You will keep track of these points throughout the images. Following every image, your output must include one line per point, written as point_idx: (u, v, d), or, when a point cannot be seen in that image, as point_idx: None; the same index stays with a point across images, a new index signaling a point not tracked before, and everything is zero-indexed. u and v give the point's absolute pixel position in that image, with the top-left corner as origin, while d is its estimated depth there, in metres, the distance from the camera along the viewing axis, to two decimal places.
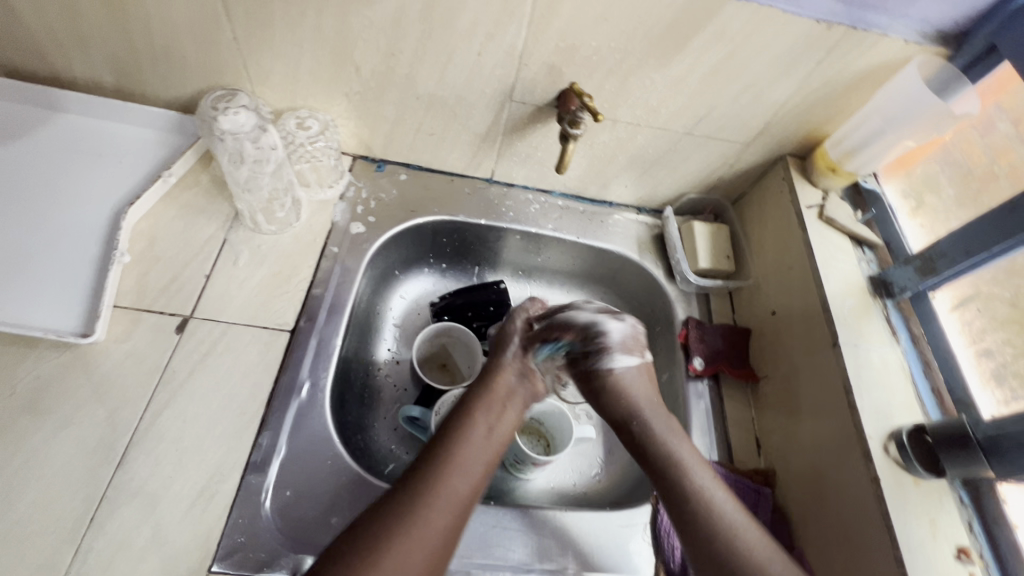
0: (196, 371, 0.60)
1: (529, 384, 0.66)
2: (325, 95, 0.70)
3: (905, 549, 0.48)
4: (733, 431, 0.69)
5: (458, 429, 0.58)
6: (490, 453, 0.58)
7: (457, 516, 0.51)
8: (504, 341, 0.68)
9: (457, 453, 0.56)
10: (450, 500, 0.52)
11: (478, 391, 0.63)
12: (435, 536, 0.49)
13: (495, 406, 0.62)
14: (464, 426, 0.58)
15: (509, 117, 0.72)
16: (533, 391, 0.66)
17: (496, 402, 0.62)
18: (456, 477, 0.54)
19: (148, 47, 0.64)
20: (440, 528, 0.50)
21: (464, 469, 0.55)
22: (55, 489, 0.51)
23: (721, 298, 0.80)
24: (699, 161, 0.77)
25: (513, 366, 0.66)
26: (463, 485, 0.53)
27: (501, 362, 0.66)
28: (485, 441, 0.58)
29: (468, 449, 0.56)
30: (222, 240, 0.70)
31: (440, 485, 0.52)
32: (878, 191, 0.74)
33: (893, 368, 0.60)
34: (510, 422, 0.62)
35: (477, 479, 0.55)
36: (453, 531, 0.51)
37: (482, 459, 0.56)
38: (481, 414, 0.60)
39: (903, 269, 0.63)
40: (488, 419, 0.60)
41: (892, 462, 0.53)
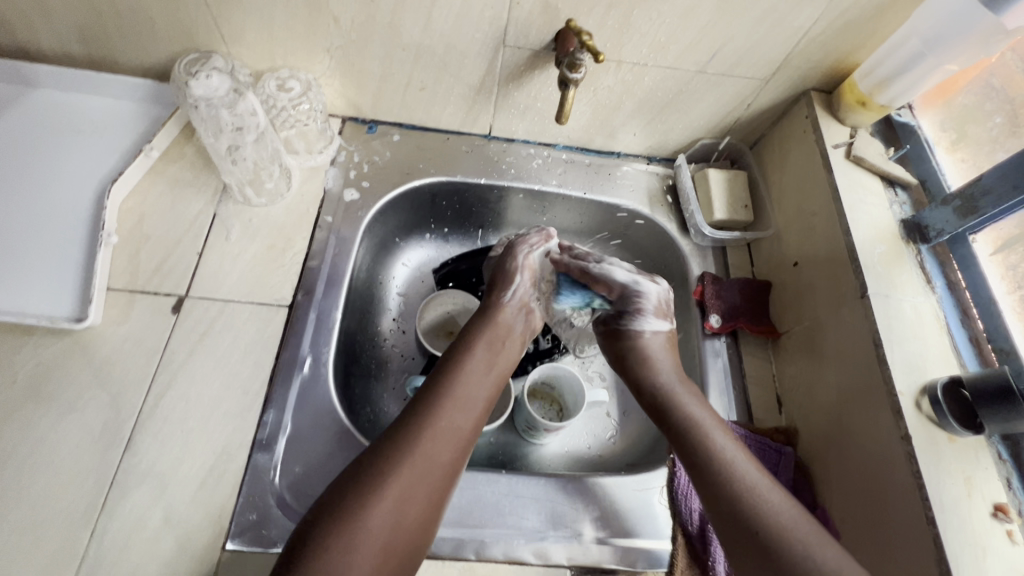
0: (196, 352, 0.59)
1: (528, 320, 0.65)
2: (305, 52, 0.65)
3: (938, 508, 0.46)
4: (753, 390, 0.66)
5: (457, 362, 0.56)
6: (489, 387, 0.56)
7: (459, 450, 0.50)
8: (504, 278, 0.66)
9: (459, 386, 0.54)
10: (451, 434, 0.50)
11: (478, 326, 0.61)
12: (437, 470, 0.48)
13: (494, 342, 0.60)
14: (463, 359, 0.57)
15: (504, 65, 0.66)
16: (529, 325, 0.65)
17: (495, 338, 0.60)
18: (456, 410, 0.52)
19: (112, 11, 0.60)
20: (444, 462, 0.49)
21: (466, 404, 0.53)
22: (65, 475, 0.51)
23: (739, 250, 0.76)
24: (713, 102, 0.71)
25: (513, 300, 0.64)
26: (463, 418, 0.52)
27: (501, 298, 0.64)
28: (486, 374, 0.57)
29: (469, 384, 0.55)
30: (213, 214, 0.67)
31: (440, 417, 0.51)
32: (914, 124, 0.67)
33: (927, 318, 0.55)
34: (509, 357, 0.60)
35: (477, 414, 0.53)
36: (454, 465, 0.49)
37: (482, 395, 0.55)
38: (481, 348, 0.58)
39: (939, 210, 0.58)
40: (487, 352, 0.58)
41: (924, 418, 0.50)
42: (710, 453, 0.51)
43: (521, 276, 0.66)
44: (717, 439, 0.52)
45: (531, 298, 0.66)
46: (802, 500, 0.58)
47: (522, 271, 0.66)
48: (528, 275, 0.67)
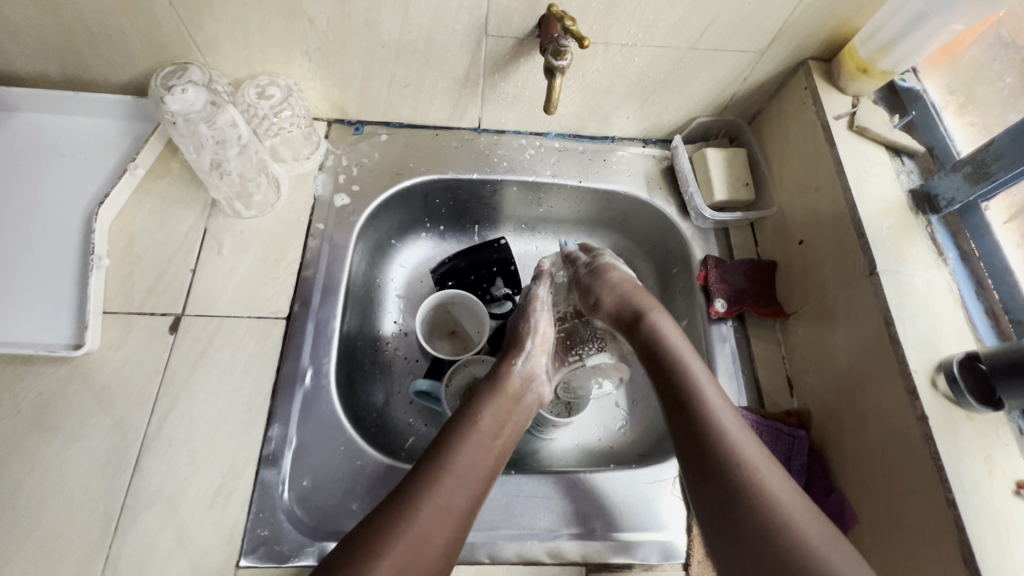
0: (196, 371, 0.58)
1: (537, 390, 0.62)
2: (283, 57, 0.64)
3: (958, 490, 0.45)
4: (763, 372, 0.65)
5: (462, 432, 0.55)
6: (491, 457, 0.55)
7: (456, 530, 0.49)
8: (516, 344, 0.64)
9: (461, 458, 0.52)
10: (449, 513, 0.49)
11: (486, 389, 0.59)
12: (433, 552, 0.47)
13: (502, 410, 0.58)
14: (469, 427, 0.55)
15: (488, 56, 0.64)
16: (539, 398, 0.62)
17: (504, 404, 0.58)
18: (456, 486, 0.50)
19: (83, 28, 0.58)
20: (439, 543, 0.47)
21: (466, 479, 0.51)
22: (75, 502, 0.51)
23: (742, 230, 0.74)
24: (707, 79, 0.68)
25: (522, 367, 0.62)
26: (464, 492, 0.51)
27: (510, 365, 0.62)
28: (490, 447, 0.55)
29: (472, 456, 0.53)
30: (203, 229, 0.66)
31: (440, 492, 0.49)
32: (919, 89, 0.63)
33: (940, 292, 0.53)
34: (512, 432, 0.58)
35: (477, 490, 0.52)
36: (450, 546, 0.48)
37: (485, 467, 0.53)
38: (488, 415, 0.57)
39: (950, 179, 0.55)
40: (494, 421, 0.57)
41: (940, 396, 0.48)
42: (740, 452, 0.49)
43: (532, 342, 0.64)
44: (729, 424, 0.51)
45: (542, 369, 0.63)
46: (819, 484, 0.57)
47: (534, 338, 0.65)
48: (540, 340, 0.65)
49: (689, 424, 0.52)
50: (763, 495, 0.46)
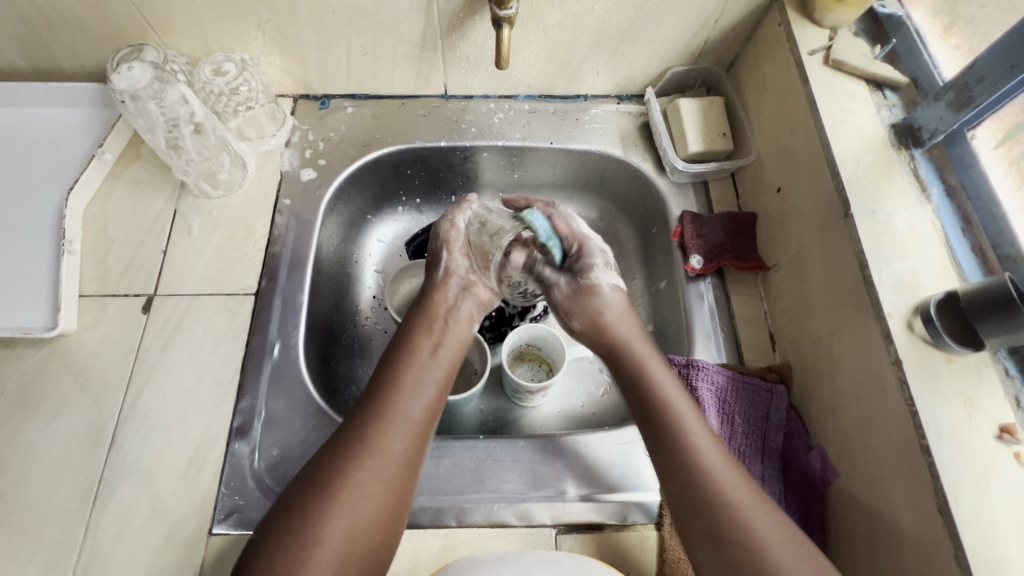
0: (168, 348, 0.59)
1: (468, 293, 0.64)
2: (236, 32, 0.63)
3: (933, 436, 0.42)
4: (743, 328, 0.63)
5: (402, 355, 0.56)
6: (439, 371, 0.56)
7: (415, 440, 0.51)
8: (433, 260, 0.65)
9: (408, 376, 0.54)
10: (405, 426, 0.50)
11: (415, 315, 0.61)
12: (392, 462, 0.48)
13: (435, 323, 0.60)
14: (407, 348, 0.57)
15: (442, 15, 0.62)
16: (472, 299, 0.64)
17: (436, 318, 0.60)
18: (406, 402, 0.52)
19: (38, 16, 0.59)
20: (398, 455, 0.49)
21: (415, 392, 0.53)
22: (56, 475, 0.53)
23: (722, 183, 0.71)
24: (675, 24, 0.65)
25: (445, 282, 0.64)
26: (414, 407, 0.52)
27: (434, 285, 0.64)
28: (433, 357, 0.57)
29: (417, 371, 0.55)
30: (173, 211, 0.67)
31: (391, 409, 0.51)
32: (901, 15, 0.59)
33: (921, 231, 0.50)
34: (455, 337, 0.60)
35: (430, 401, 0.53)
36: (413, 458, 0.50)
37: (433, 379, 0.55)
38: (424, 335, 0.58)
39: (933, 107, 0.51)
40: (431, 340, 0.58)
41: (917, 340, 0.45)
42: (680, 440, 0.48)
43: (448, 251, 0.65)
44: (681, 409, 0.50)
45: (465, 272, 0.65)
46: (799, 439, 0.55)
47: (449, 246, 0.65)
48: (456, 248, 0.65)
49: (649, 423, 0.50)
50: (707, 483, 0.45)
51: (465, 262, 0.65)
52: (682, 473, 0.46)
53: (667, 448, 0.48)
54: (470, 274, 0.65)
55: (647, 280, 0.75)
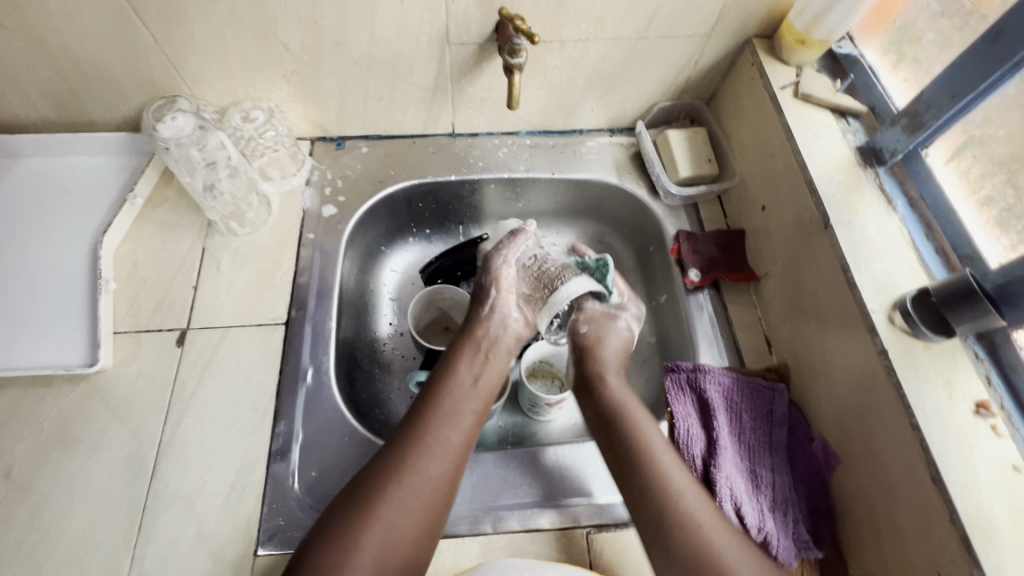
0: (204, 378, 0.62)
1: (512, 329, 0.66)
2: (263, 82, 0.69)
3: (920, 414, 0.47)
4: (741, 334, 0.68)
5: (441, 381, 0.59)
6: (478, 400, 0.59)
7: (453, 466, 0.53)
8: (482, 292, 0.67)
9: (447, 405, 0.57)
10: (444, 450, 0.54)
11: (461, 345, 0.63)
12: (429, 487, 0.51)
13: (479, 355, 0.63)
14: (450, 377, 0.60)
15: (453, 63, 0.69)
16: (515, 334, 0.66)
17: (479, 350, 0.63)
18: (446, 428, 0.55)
19: (78, 72, 0.64)
20: (437, 477, 0.52)
21: (454, 420, 0.56)
22: (100, 507, 0.55)
23: (711, 204, 0.78)
24: (661, 65, 0.73)
25: (492, 313, 0.66)
26: (454, 436, 0.55)
27: (480, 316, 0.66)
28: (473, 389, 0.60)
29: (456, 399, 0.58)
30: (201, 249, 0.70)
31: (431, 434, 0.54)
32: (856, 54, 0.68)
33: (891, 238, 0.57)
34: (494, 371, 0.62)
35: (467, 429, 0.56)
36: (450, 481, 0.53)
37: (471, 409, 0.58)
38: (466, 362, 0.61)
39: (891, 131, 0.59)
40: (472, 368, 0.61)
41: (898, 331, 0.51)
42: (644, 455, 0.54)
43: (497, 291, 0.66)
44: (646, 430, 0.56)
45: (511, 309, 0.67)
46: (802, 431, 0.60)
47: (498, 285, 0.67)
48: (504, 285, 0.67)
49: (619, 437, 0.57)
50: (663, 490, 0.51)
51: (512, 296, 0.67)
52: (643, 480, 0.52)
53: (629, 459, 0.54)
54: (515, 310, 0.67)
55: (648, 295, 0.81)
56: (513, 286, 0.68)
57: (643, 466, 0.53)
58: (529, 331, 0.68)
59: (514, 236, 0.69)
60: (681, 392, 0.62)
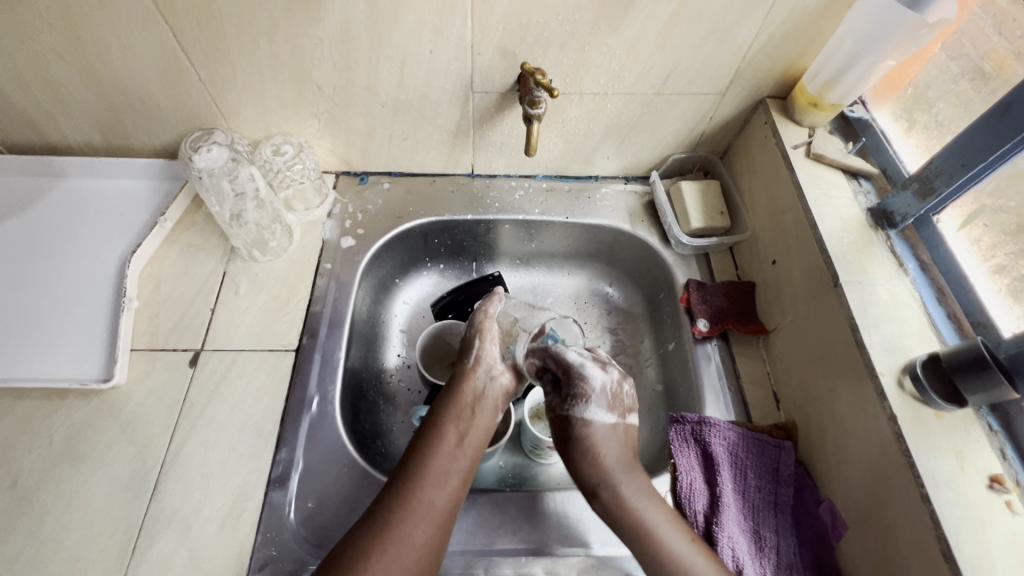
0: (212, 400, 0.63)
1: (498, 383, 0.65)
2: (296, 119, 0.72)
3: (931, 484, 0.46)
4: (749, 388, 0.68)
5: (426, 444, 0.59)
6: (464, 461, 0.59)
7: (438, 528, 0.53)
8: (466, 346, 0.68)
9: (432, 466, 0.57)
10: (429, 515, 0.53)
11: (445, 402, 0.63)
12: (412, 553, 0.50)
13: (465, 412, 0.62)
14: (435, 438, 0.59)
15: (476, 109, 0.72)
16: (501, 391, 0.65)
17: (465, 408, 0.62)
18: (432, 489, 0.55)
19: (126, 103, 0.68)
20: (422, 543, 0.51)
21: (440, 481, 0.56)
22: (98, 524, 0.55)
23: (722, 255, 0.79)
24: (676, 120, 0.75)
25: (477, 368, 0.65)
26: (438, 498, 0.55)
27: (466, 372, 0.65)
28: (458, 450, 0.59)
29: (442, 461, 0.58)
30: (222, 272, 0.73)
31: (416, 499, 0.54)
32: (868, 118, 0.70)
33: (902, 300, 0.56)
34: (481, 428, 0.62)
35: (453, 490, 0.56)
36: (434, 547, 0.52)
37: (457, 470, 0.58)
38: (451, 421, 0.61)
39: (902, 195, 0.60)
40: (458, 430, 0.61)
41: (908, 396, 0.51)
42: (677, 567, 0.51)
43: (481, 342, 0.67)
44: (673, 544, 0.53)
45: (498, 361, 0.67)
46: (809, 493, 0.58)
47: (483, 337, 0.67)
48: (488, 339, 0.67)
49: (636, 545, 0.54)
50: None
51: (496, 349, 0.67)
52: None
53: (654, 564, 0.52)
54: (502, 363, 0.67)
55: (656, 342, 0.81)
56: (497, 338, 0.68)
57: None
58: (516, 387, 0.67)
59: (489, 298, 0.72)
60: (684, 444, 0.62)
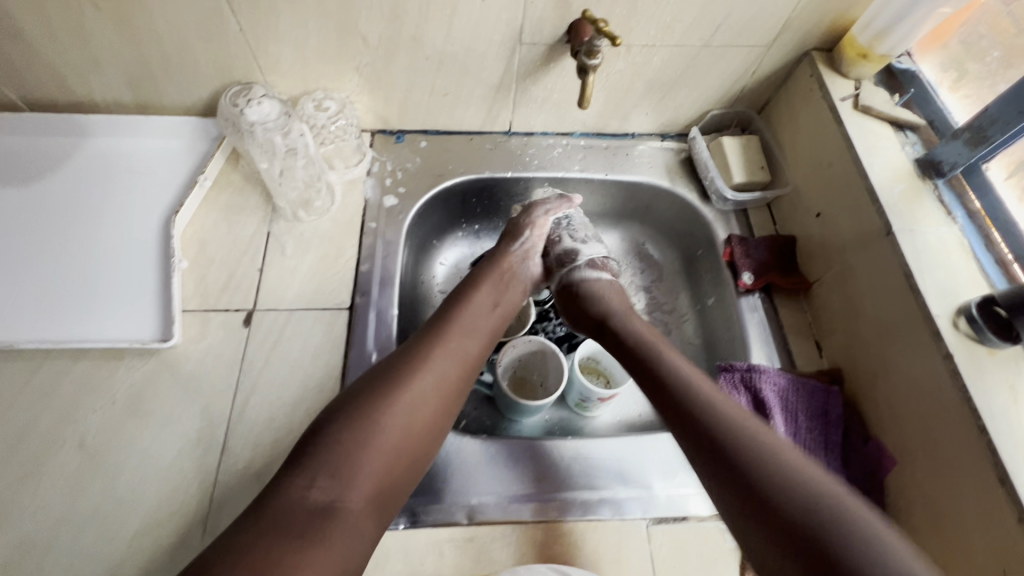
0: (271, 358, 0.63)
1: (529, 270, 0.71)
2: (336, 73, 0.70)
3: (987, 416, 0.49)
4: (792, 337, 0.70)
5: (464, 298, 0.63)
6: (491, 318, 0.63)
7: (463, 372, 0.57)
8: (515, 230, 0.73)
9: (462, 317, 0.61)
10: (456, 356, 0.57)
11: (482, 271, 0.68)
12: (443, 385, 0.54)
13: (500, 283, 0.67)
14: (469, 294, 0.64)
15: (521, 63, 0.71)
16: (530, 274, 0.71)
17: (500, 276, 0.68)
18: (462, 335, 0.59)
19: (160, 55, 0.66)
20: (450, 377, 0.55)
21: (470, 331, 0.60)
22: (173, 480, 0.55)
23: (761, 211, 0.80)
24: (719, 74, 0.75)
25: (517, 252, 0.71)
26: (468, 343, 0.59)
27: (506, 249, 0.71)
28: (488, 310, 0.64)
29: (472, 315, 0.62)
30: (266, 233, 0.71)
31: (448, 340, 0.57)
32: (914, 69, 0.70)
33: (952, 246, 0.59)
34: (511, 297, 0.67)
35: (481, 341, 0.61)
36: (459, 383, 0.56)
37: (485, 324, 0.62)
38: (486, 287, 0.66)
39: (952, 145, 0.61)
40: (489, 290, 0.66)
41: (962, 336, 0.53)
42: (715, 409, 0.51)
43: (531, 231, 0.72)
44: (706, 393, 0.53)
45: (535, 251, 0.72)
46: (856, 433, 0.62)
47: (532, 226, 0.73)
48: (539, 231, 0.73)
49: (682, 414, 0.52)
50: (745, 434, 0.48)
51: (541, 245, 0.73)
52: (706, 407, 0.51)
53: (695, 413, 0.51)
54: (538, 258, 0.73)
55: (694, 297, 0.83)
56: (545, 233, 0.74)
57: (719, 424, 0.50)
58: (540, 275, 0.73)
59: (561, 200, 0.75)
60: (735, 391, 0.64)
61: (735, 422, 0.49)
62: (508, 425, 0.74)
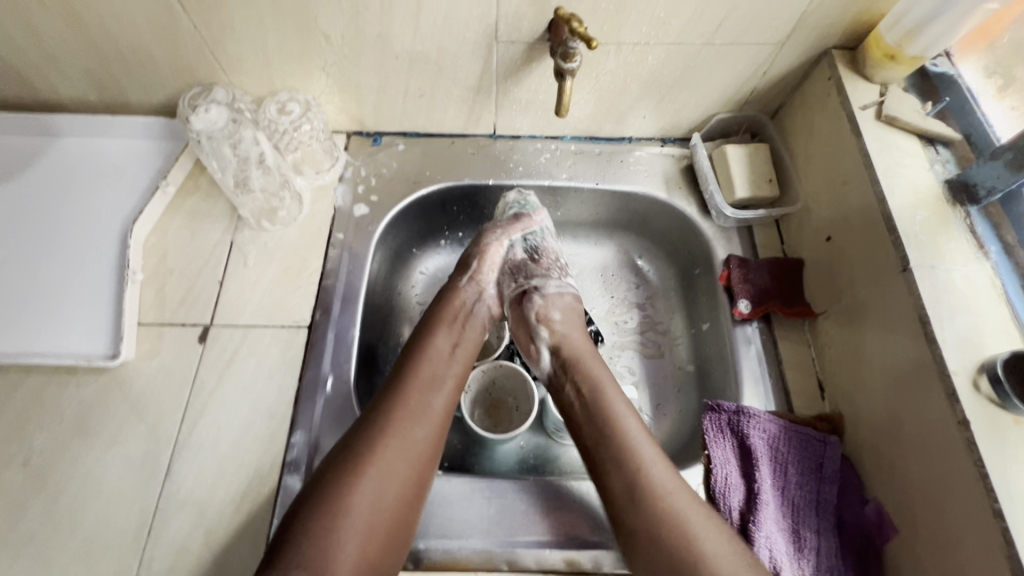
0: (223, 378, 0.60)
1: (486, 305, 0.66)
2: (302, 73, 0.66)
3: (1005, 499, 0.41)
4: (791, 375, 0.63)
5: (421, 346, 0.58)
6: (458, 366, 0.58)
7: (435, 431, 0.53)
8: (466, 263, 0.68)
9: (426, 367, 0.56)
10: (426, 416, 0.53)
11: (435, 312, 0.63)
12: (414, 448, 0.51)
13: (456, 324, 0.62)
14: (427, 341, 0.59)
15: (500, 62, 0.64)
16: (488, 311, 0.66)
17: (456, 317, 0.63)
18: (427, 390, 0.55)
19: (117, 55, 0.62)
20: (422, 440, 0.51)
21: (437, 385, 0.56)
22: (112, 505, 0.54)
23: (767, 228, 0.72)
24: (725, 75, 0.66)
25: (469, 283, 0.66)
26: (436, 400, 0.55)
27: (457, 284, 0.66)
28: (450, 356, 0.59)
29: (436, 365, 0.57)
30: (230, 242, 0.68)
31: (413, 399, 0.53)
32: (953, 73, 0.61)
33: (980, 287, 0.50)
34: (470, 339, 0.62)
35: (450, 394, 0.56)
36: (432, 445, 0.52)
37: (452, 374, 0.57)
38: (444, 330, 0.61)
39: (988, 165, 0.52)
40: (449, 335, 0.61)
41: (983, 399, 0.45)
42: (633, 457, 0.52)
43: (482, 262, 0.68)
44: (646, 454, 0.52)
45: (489, 283, 0.67)
46: (854, 492, 0.55)
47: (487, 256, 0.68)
48: (490, 261, 0.68)
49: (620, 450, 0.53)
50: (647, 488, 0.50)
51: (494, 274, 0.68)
52: (636, 471, 0.51)
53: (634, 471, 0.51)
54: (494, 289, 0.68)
55: (689, 320, 0.76)
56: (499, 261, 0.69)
57: (646, 469, 0.51)
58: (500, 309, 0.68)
59: (516, 221, 0.70)
60: (720, 435, 0.57)
61: (654, 479, 0.50)
62: (483, 456, 0.68)
